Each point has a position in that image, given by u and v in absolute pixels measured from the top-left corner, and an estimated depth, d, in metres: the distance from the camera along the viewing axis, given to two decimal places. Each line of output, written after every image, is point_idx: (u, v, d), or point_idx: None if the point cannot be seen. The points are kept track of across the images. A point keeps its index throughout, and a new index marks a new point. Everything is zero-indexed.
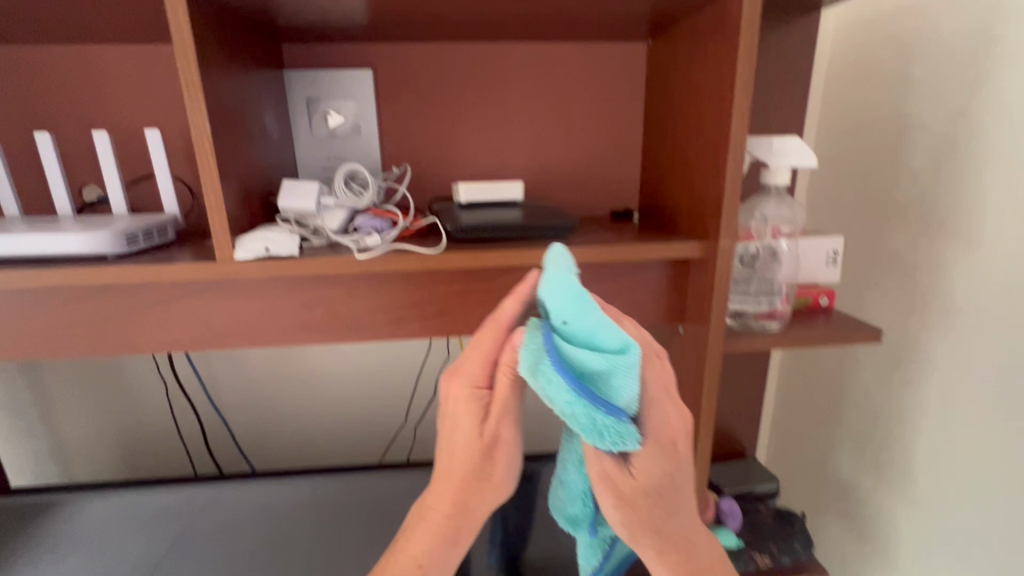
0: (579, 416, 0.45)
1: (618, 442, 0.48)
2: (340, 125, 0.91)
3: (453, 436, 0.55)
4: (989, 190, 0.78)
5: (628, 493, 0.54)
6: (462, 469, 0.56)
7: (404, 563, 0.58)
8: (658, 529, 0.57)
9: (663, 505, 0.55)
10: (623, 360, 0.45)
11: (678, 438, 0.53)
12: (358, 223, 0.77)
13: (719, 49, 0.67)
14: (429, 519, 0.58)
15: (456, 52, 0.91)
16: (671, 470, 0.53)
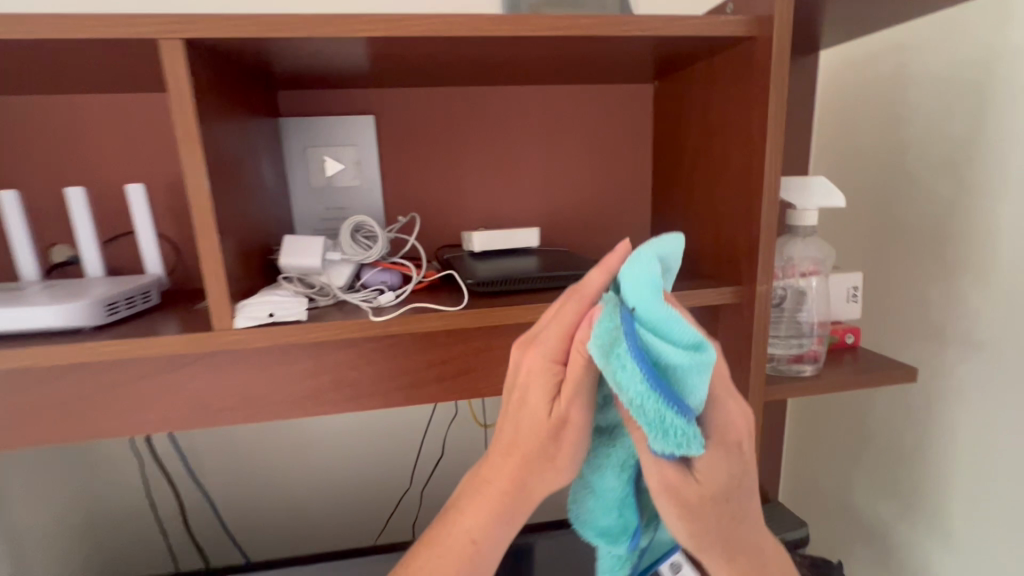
0: (647, 410, 0.39)
1: (681, 448, 0.40)
2: (340, 173, 0.86)
3: (519, 410, 0.49)
4: (998, 223, 0.77)
5: (695, 506, 0.46)
6: (527, 442, 0.49)
7: (453, 540, 0.51)
8: (722, 534, 0.50)
9: (729, 511, 0.49)
10: (700, 355, 0.39)
11: (745, 439, 0.46)
12: (366, 278, 0.73)
13: (744, 91, 0.66)
14: (483, 497, 0.51)
15: (461, 96, 0.88)
16: (738, 470, 0.46)
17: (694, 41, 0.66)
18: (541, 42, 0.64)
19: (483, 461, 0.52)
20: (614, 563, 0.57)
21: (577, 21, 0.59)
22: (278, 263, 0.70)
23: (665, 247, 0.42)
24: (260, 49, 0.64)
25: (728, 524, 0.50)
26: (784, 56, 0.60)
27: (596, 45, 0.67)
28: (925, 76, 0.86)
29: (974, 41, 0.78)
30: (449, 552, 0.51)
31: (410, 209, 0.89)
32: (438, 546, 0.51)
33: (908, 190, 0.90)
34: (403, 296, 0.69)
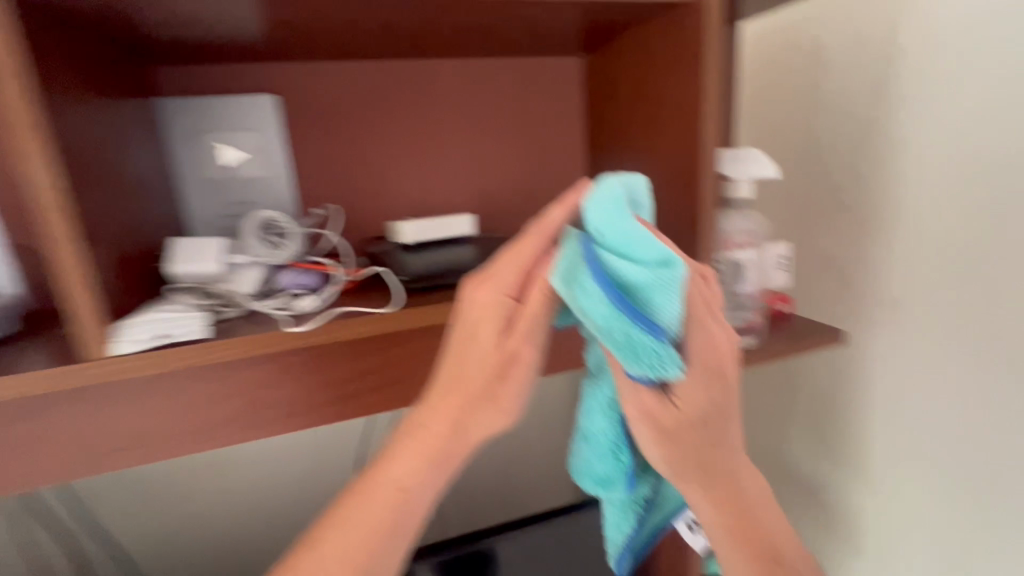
0: (612, 331, 0.44)
1: (654, 366, 0.44)
2: (238, 162, 0.74)
3: (464, 346, 0.49)
4: (906, 185, 0.81)
5: (673, 429, 0.50)
6: (472, 376, 0.49)
7: (380, 488, 0.49)
8: (704, 463, 0.52)
9: (709, 438, 0.51)
10: (662, 277, 0.43)
11: (723, 361, 0.48)
12: (281, 282, 0.63)
13: (679, 61, 0.63)
14: (417, 439, 0.50)
15: (377, 71, 0.79)
16: (719, 398, 0.49)
17: (627, 7, 0.62)
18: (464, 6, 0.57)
19: (419, 406, 0.51)
20: (616, 512, 0.61)
21: None
22: (165, 272, 0.59)
23: (628, 182, 0.47)
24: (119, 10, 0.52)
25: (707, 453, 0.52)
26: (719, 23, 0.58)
27: (524, 10, 0.61)
28: (838, 48, 0.88)
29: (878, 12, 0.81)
30: (373, 502, 0.49)
31: (328, 200, 0.80)
32: (360, 497, 0.49)
33: (824, 160, 0.93)
34: (330, 298, 0.62)
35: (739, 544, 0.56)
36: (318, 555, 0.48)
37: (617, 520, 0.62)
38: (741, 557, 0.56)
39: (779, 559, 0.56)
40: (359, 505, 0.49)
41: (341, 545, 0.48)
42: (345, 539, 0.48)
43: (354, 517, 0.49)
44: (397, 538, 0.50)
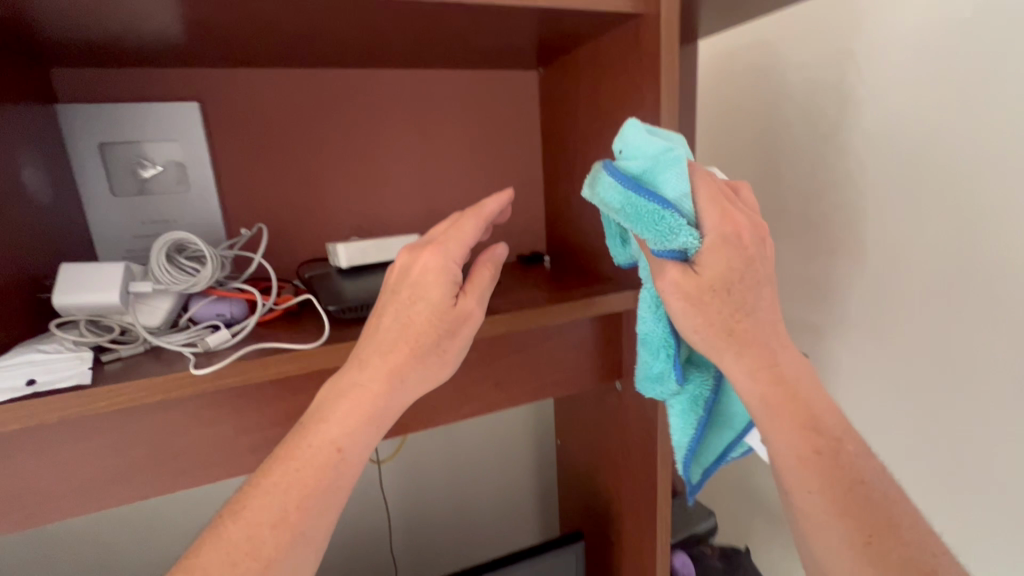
0: (626, 207, 0.48)
1: (670, 235, 0.46)
2: (159, 176, 0.67)
3: (412, 305, 0.47)
4: (865, 206, 0.79)
5: (700, 299, 0.48)
6: (420, 329, 0.47)
7: (312, 447, 0.44)
8: (737, 331, 0.48)
9: (739, 304, 0.48)
10: (665, 154, 0.48)
11: (745, 231, 0.47)
12: (194, 313, 0.57)
13: (635, 74, 0.60)
14: (355, 394, 0.46)
15: (315, 78, 0.73)
16: (745, 265, 0.47)
17: (579, 17, 0.58)
18: (401, 9, 0.52)
19: (349, 367, 0.47)
20: (677, 414, 0.58)
21: None
22: (53, 304, 0.50)
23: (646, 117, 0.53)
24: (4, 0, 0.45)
25: (736, 318, 0.48)
26: (673, 34, 0.55)
27: (471, 17, 0.57)
28: (790, 66, 0.87)
29: (834, 33, 0.80)
30: (303, 461, 0.44)
31: (261, 217, 0.73)
32: (286, 457, 0.44)
33: (783, 178, 0.92)
34: (243, 333, 0.54)
35: (781, 417, 0.48)
36: (236, 523, 0.42)
37: (681, 425, 0.59)
38: (789, 436, 0.48)
39: (821, 431, 0.48)
40: (284, 466, 0.44)
41: (261, 517, 0.42)
42: (270, 504, 0.42)
43: (281, 478, 0.43)
44: (323, 517, 0.44)
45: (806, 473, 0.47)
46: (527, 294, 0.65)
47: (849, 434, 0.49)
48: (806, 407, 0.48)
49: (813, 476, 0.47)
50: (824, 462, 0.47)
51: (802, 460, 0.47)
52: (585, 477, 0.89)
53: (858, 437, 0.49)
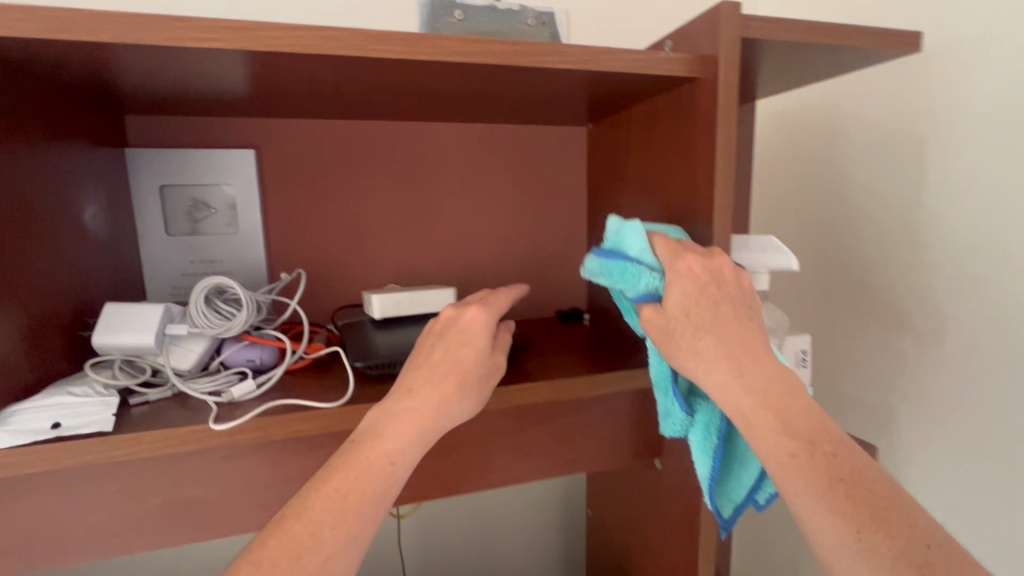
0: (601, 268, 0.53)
1: (636, 280, 0.50)
2: (210, 217, 0.70)
3: (460, 345, 0.47)
4: (942, 281, 0.71)
5: (671, 331, 0.47)
6: (469, 365, 0.46)
7: (367, 462, 0.41)
8: (702, 348, 0.45)
9: (698, 322, 0.46)
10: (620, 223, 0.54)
11: (696, 266, 0.48)
12: (226, 357, 0.57)
13: (689, 137, 0.57)
14: (408, 417, 0.44)
15: (366, 130, 0.74)
16: (701, 290, 0.46)
17: (632, 79, 0.57)
18: (453, 70, 0.52)
19: (395, 395, 0.45)
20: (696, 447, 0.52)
21: (492, 45, 0.48)
22: (92, 343, 0.51)
23: None
24: (93, 64, 0.48)
25: (694, 336, 0.46)
26: (731, 99, 0.52)
27: (524, 78, 0.56)
28: (855, 129, 0.81)
29: (904, 95, 0.74)
30: (353, 478, 0.40)
31: (303, 260, 0.74)
32: (334, 475, 0.41)
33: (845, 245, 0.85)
34: (268, 384, 0.53)
35: (756, 422, 0.42)
36: (278, 541, 0.37)
37: (701, 458, 0.51)
38: (763, 441, 0.42)
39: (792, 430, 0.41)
40: (332, 483, 0.40)
41: (306, 533, 0.38)
42: (318, 519, 0.38)
43: (328, 495, 0.39)
44: None
45: (789, 482, 0.40)
46: (563, 359, 0.61)
47: (828, 435, 0.41)
48: (780, 409, 0.42)
49: (797, 482, 0.40)
50: (804, 467, 0.40)
51: (781, 466, 0.41)
52: (617, 557, 0.82)
53: (860, 454, 0.41)
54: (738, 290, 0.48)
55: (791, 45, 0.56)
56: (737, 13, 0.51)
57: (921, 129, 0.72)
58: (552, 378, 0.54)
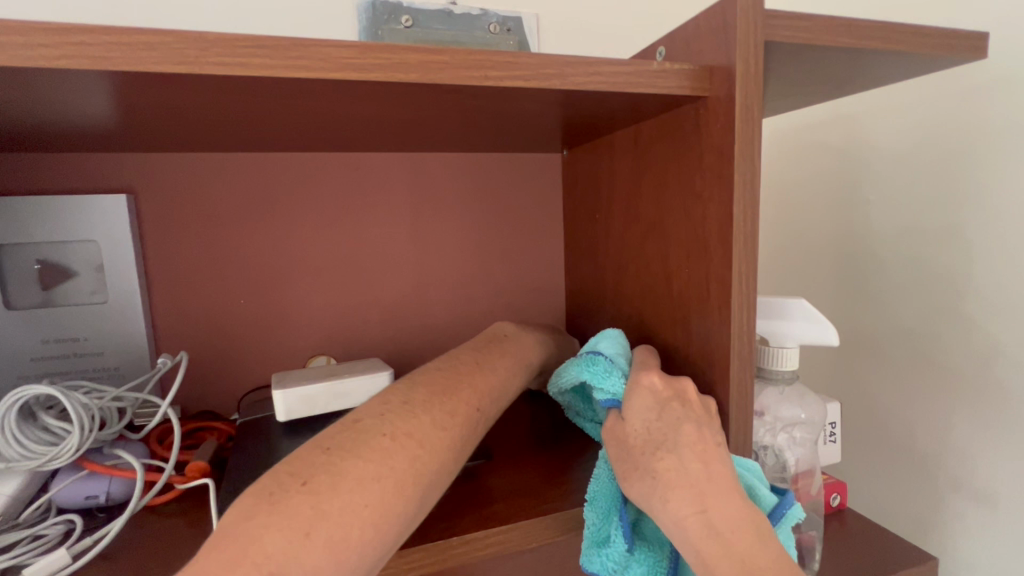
0: (569, 362, 0.44)
1: (602, 376, 0.41)
2: (71, 284, 0.53)
3: (523, 335, 0.50)
4: (1008, 342, 0.56)
5: (632, 458, 0.35)
6: (532, 352, 0.48)
7: (483, 378, 0.40)
8: (661, 473, 0.33)
9: (657, 438, 0.35)
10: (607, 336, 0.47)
11: (655, 381, 0.38)
12: (55, 495, 0.40)
13: (693, 177, 0.42)
14: (509, 355, 0.45)
15: (279, 165, 0.59)
16: (660, 407, 0.37)
17: (614, 99, 0.42)
18: (359, 91, 0.37)
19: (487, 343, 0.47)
20: None
21: (407, 54, 0.33)
22: None
23: None
24: None
25: (652, 456, 0.34)
26: (752, 126, 0.37)
27: (462, 99, 0.41)
28: (880, 150, 0.66)
29: (947, 111, 0.59)
30: (480, 380, 0.39)
31: (202, 332, 0.58)
32: (456, 376, 0.38)
33: (865, 289, 0.69)
34: (94, 549, 0.36)
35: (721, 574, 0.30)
36: (429, 412, 0.33)
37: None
38: None
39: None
40: (460, 380, 0.38)
41: (459, 410, 0.35)
42: (461, 404, 0.36)
43: (461, 388, 0.37)
44: None
45: None
46: (532, 472, 0.46)
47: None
48: (748, 556, 0.30)
49: None
50: None
51: None
52: None
53: None
54: (707, 417, 0.37)
55: (827, 51, 0.41)
56: (757, 7, 0.36)
57: (969, 150, 0.58)
58: (514, 518, 0.39)
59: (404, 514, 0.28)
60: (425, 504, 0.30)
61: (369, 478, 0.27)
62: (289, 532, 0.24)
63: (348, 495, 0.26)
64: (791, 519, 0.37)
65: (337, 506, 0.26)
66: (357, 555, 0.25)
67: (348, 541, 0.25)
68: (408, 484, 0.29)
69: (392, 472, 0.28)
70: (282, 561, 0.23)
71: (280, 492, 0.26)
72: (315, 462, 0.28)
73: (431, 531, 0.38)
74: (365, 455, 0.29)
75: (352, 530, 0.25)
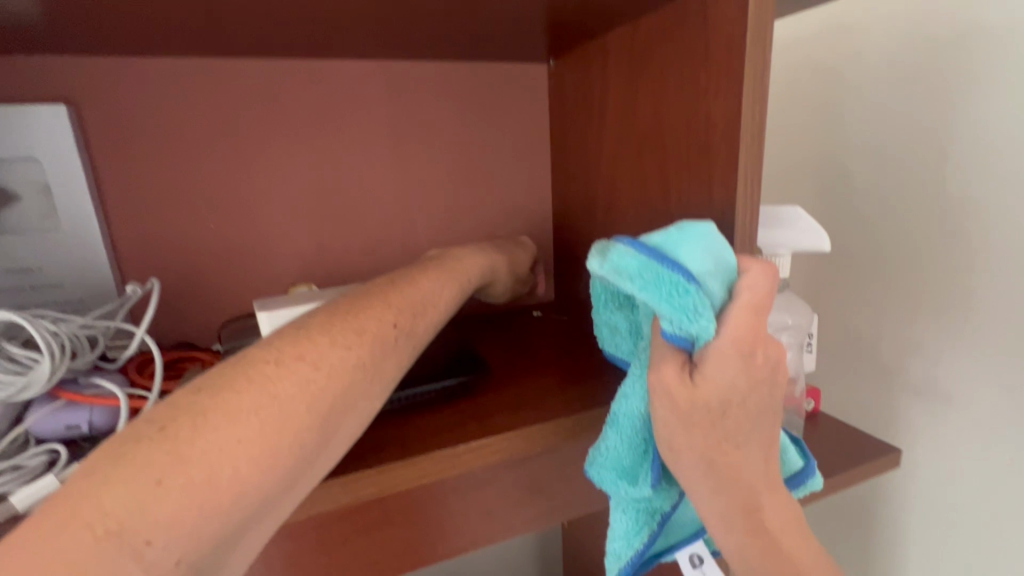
0: (643, 273, 0.31)
1: (689, 315, 0.30)
2: (14, 207, 0.48)
3: (460, 254, 0.45)
4: (980, 248, 0.58)
5: (696, 429, 0.32)
6: (470, 271, 0.44)
7: (404, 297, 0.35)
8: (718, 458, 0.32)
9: (731, 427, 0.32)
10: (694, 234, 0.33)
11: (753, 349, 0.31)
12: (33, 427, 0.38)
13: (698, 74, 0.40)
14: (443, 270, 0.41)
15: (239, 73, 0.53)
16: (749, 387, 0.32)
17: None
18: None
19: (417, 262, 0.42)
20: (626, 525, 0.38)
21: None
22: None
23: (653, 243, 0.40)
24: None
25: (719, 445, 0.32)
26: (766, 12, 0.35)
27: None
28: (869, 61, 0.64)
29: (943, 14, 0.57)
30: (398, 296, 0.35)
31: (169, 260, 0.54)
32: (371, 293, 0.35)
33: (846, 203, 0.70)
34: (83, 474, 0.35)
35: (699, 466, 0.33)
36: (326, 332, 0.30)
37: (624, 535, 0.38)
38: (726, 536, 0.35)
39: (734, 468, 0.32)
40: (371, 297, 0.34)
41: (368, 328, 0.32)
42: (374, 320, 0.32)
43: (375, 305, 0.33)
44: None
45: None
46: (530, 385, 0.46)
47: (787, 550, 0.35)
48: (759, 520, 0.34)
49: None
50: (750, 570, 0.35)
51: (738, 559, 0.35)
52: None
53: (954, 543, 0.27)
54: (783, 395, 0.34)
55: None
56: None
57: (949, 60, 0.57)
58: (517, 427, 0.39)
59: (294, 446, 0.26)
60: (334, 429, 0.29)
61: (245, 411, 0.25)
62: (135, 486, 0.22)
63: (211, 436, 0.24)
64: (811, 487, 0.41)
65: (198, 448, 0.24)
66: (231, 498, 0.24)
67: (213, 485, 0.23)
68: (300, 411, 0.27)
69: (275, 401, 0.26)
70: (127, 515, 0.21)
71: (131, 443, 0.23)
72: (179, 405, 0.25)
73: (436, 440, 0.38)
74: (241, 387, 0.26)
75: (222, 470, 0.24)
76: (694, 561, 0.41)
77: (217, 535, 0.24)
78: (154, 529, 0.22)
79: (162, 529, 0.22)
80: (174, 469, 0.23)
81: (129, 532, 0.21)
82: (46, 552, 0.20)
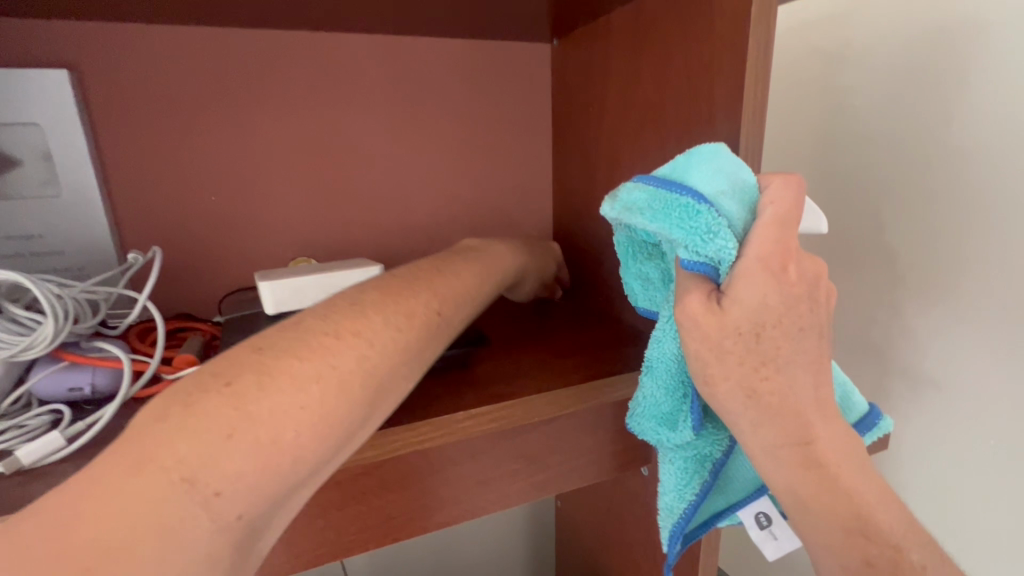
0: (652, 203, 0.33)
1: (702, 234, 0.32)
2: (16, 174, 0.48)
3: (495, 249, 0.46)
4: None
5: (733, 357, 0.32)
6: (505, 267, 0.45)
7: (450, 287, 0.36)
8: (757, 384, 0.32)
9: (768, 351, 0.32)
10: (705, 156, 0.35)
11: (780, 260, 0.32)
12: (36, 387, 0.39)
13: (701, 50, 0.40)
14: (481, 264, 0.41)
15: (241, 44, 0.53)
16: (789, 305, 0.32)
17: None
18: None
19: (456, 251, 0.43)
20: (677, 475, 0.40)
21: None
22: None
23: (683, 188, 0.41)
24: None
25: (760, 372, 0.32)
26: None
27: None
28: None
29: None
30: (443, 284, 0.35)
31: (173, 231, 0.54)
32: (417, 278, 0.35)
33: None
34: (88, 434, 0.35)
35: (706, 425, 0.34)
36: (380, 312, 0.30)
37: (675, 487, 0.40)
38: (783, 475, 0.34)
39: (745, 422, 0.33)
40: (418, 283, 0.34)
41: (416, 313, 0.32)
42: (421, 305, 0.32)
43: (422, 291, 0.33)
44: None
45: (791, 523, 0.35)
46: (535, 358, 0.47)
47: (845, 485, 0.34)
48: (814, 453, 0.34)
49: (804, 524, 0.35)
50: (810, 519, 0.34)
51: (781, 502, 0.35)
52: (591, 554, 0.73)
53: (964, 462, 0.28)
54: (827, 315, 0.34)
55: None
56: None
57: (943, 49, 0.56)
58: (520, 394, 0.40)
59: (352, 416, 0.26)
60: (379, 405, 0.29)
61: (308, 378, 0.25)
62: (209, 438, 0.23)
63: (277, 398, 0.24)
64: (882, 429, 0.42)
65: (266, 409, 0.24)
66: (292, 460, 0.24)
67: (279, 448, 0.24)
68: (355, 386, 0.27)
69: (335, 372, 0.26)
70: (199, 462, 0.22)
71: (202, 393, 0.24)
72: (243, 361, 0.26)
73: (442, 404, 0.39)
74: (304, 355, 0.26)
75: (285, 433, 0.24)
76: (762, 521, 0.41)
77: (276, 492, 0.24)
78: (227, 481, 0.22)
79: (231, 481, 0.23)
80: (244, 426, 0.23)
81: (200, 480, 0.22)
82: (114, 487, 0.21)
